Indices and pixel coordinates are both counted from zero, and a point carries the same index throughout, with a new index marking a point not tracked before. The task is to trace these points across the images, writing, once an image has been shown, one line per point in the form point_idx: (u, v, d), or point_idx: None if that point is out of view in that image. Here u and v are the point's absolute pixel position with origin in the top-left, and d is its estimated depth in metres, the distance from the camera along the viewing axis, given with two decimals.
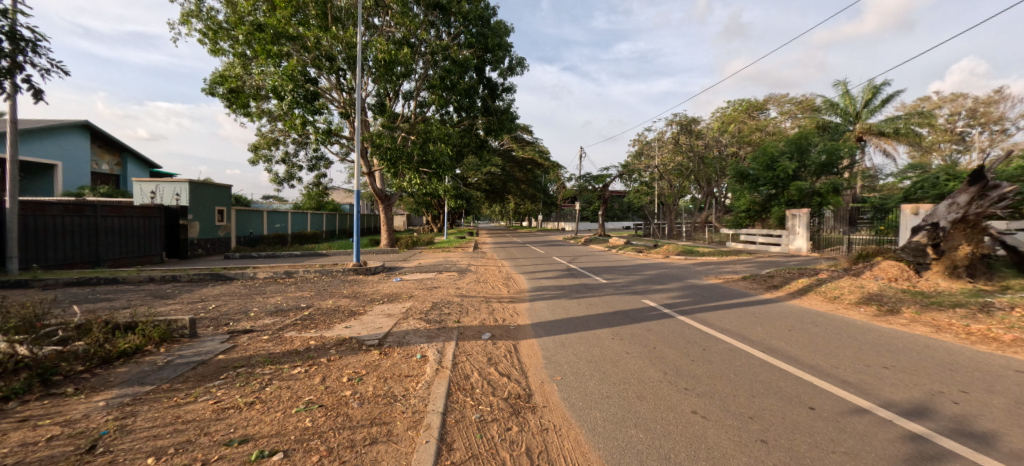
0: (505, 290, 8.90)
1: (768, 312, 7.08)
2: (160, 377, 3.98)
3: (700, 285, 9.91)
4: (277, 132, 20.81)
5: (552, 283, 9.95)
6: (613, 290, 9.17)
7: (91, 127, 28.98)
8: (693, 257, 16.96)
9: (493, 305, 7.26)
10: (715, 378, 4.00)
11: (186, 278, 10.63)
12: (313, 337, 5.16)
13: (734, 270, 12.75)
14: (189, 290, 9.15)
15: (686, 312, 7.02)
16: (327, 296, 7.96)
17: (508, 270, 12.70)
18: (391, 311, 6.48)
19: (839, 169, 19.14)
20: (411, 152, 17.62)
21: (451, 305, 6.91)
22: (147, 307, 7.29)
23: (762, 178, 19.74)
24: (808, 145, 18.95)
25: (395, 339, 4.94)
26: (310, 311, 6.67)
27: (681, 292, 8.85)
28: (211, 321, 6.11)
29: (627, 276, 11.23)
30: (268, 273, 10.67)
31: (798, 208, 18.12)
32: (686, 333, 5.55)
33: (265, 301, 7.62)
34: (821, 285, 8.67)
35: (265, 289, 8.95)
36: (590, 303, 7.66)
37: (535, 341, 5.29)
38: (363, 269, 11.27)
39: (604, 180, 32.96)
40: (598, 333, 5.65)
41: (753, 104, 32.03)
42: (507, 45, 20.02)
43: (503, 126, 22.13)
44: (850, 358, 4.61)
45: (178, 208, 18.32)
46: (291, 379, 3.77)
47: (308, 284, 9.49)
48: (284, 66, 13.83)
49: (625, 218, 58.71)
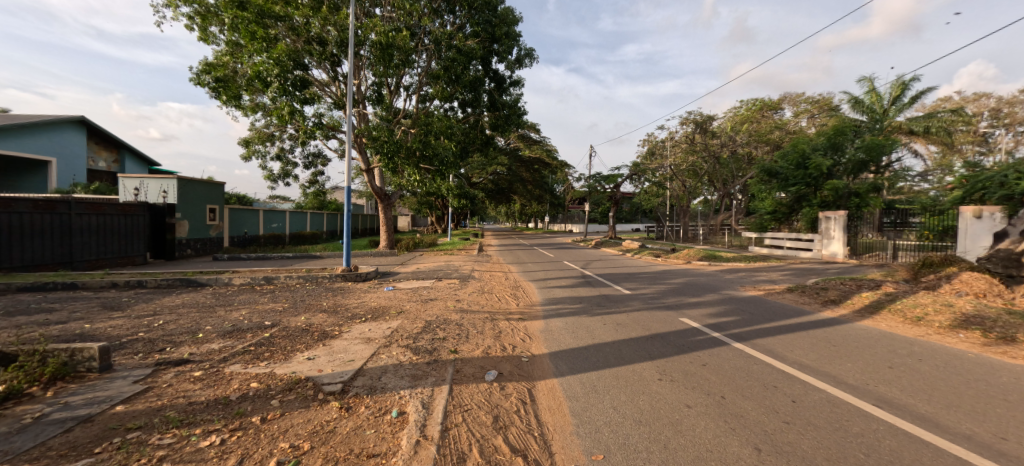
0: (514, 303, 7.53)
1: (844, 340, 5.65)
2: (3, 450, 2.65)
3: (741, 298, 8.48)
4: (272, 127, 19.76)
5: (567, 295, 8.53)
6: (641, 304, 7.77)
7: (86, 122, 28.12)
8: (718, 263, 15.47)
9: (499, 324, 5.89)
10: (841, 462, 2.61)
11: (154, 285, 9.41)
12: (258, 376, 3.82)
13: (771, 279, 11.27)
14: (148, 300, 7.89)
15: (740, 336, 5.62)
16: (304, 309, 6.67)
17: (516, 277, 11.34)
18: (371, 334, 5.12)
19: (876, 167, 17.41)
20: (411, 147, 16.34)
21: (449, 325, 5.57)
22: (83, 325, 6.03)
23: (792, 177, 18.23)
24: (845, 142, 17.36)
25: (366, 382, 3.57)
26: (272, 332, 5.34)
27: (723, 307, 7.44)
28: (142, 348, 4.79)
29: (651, 286, 9.81)
30: (244, 279, 9.40)
31: (833, 210, 16.56)
32: (761, 374, 4.15)
33: (226, 316, 6.32)
34: (894, 301, 7.22)
35: (233, 299, 7.68)
36: (617, 322, 6.26)
37: (557, 382, 3.93)
38: (351, 275, 9.96)
39: (614, 180, 31.51)
40: (639, 369, 4.28)
41: (768, 103, 30.60)
42: (515, 35, 18.76)
43: (509, 122, 20.70)
44: (1013, 425, 3.19)
45: (165, 205, 17.22)
46: (189, 463, 2.43)
47: (284, 293, 8.20)
48: (271, 49, 12.62)
49: (634, 220, 57.12)
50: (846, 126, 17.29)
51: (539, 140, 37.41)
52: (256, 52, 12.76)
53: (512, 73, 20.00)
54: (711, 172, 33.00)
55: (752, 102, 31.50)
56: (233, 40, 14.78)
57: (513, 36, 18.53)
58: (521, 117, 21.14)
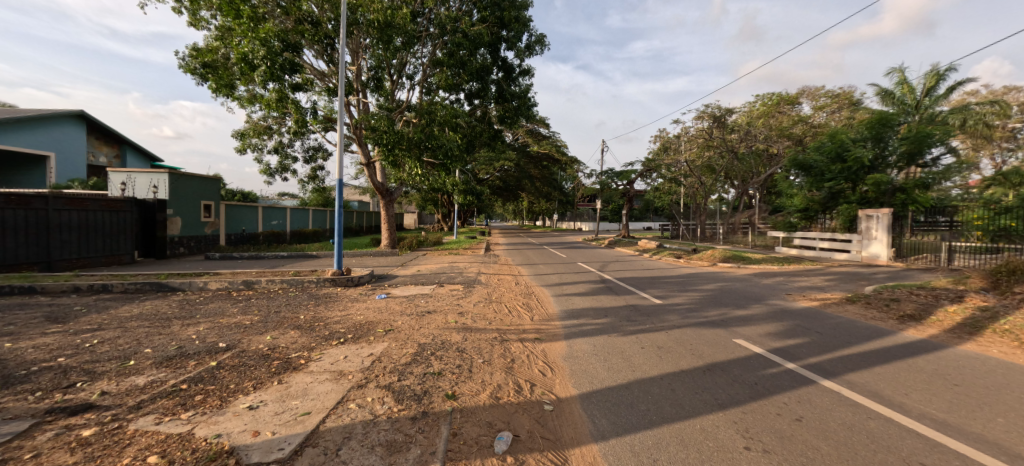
0: (527, 316, 6.31)
1: (963, 373, 4.33)
2: None
3: (796, 310, 7.19)
4: (269, 119, 18.80)
5: (588, 305, 7.26)
6: (678, 318, 6.53)
7: (86, 116, 27.42)
8: (748, 265, 14.11)
9: (511, 349, 4.69)
10: None
11: (121, 289, 8.37)
12: (166, 442, 2.64)
13: (817, 286, 9.90)
14: (103, 309, 6.80)
15: (824, 371, 4.34)
16: (275, 325, 5.53)
17: (528, 281, 10.12)
18: (344, 365, 3.92)
19: (924, 160, 15.58)
20: (412, 138, 15.07)
21: (448, 351, 4.37)
22: (3, 343, 4.91)
23: (829, 171, 16.79)
24: (890, 133, 15.69)
25: (315, 460, 2.35)
26: (223, 360, 4.18)
27: (781, 324, 6.15)
28: (45, 387, 3.63)
29: (684, 293, 8.55)
30: (220, 283, 8.34)
31: (874, 208, 14.98)
32: (892, 441, 2.88)
33: (179, 334, 5.18)
34: (996, 320, 5.88)
35: (200, 309, 6.61)
36: (658, 346, 5.02)
37: (599, 453, 2.68)
38: (342, 279, 8.84)
39: (628, 176, 30.19)
40: (711, 429, 3.02)
41: (787, 97, 29.20)
42: (526, 21, 17.45)
43: (518, 114, 19.39)
44: None
45: (155, 201, 16.26)
46: None
47: (262, 302, 7.11)
48: (256, 29, 11.41)
49: (645, 219, 55.77)
50: (891, 114, 15.43)
51: (549, 135, 36.11)
52: (241, 33, 11.55)
53: (522, 61, 18.71)
54: (729, 169, 31.52)
55: (768, 97, 30.30)
56: (224, 25, 13.77)
57: (524, 21, 17.10)
58: (531, 108, 19.84)
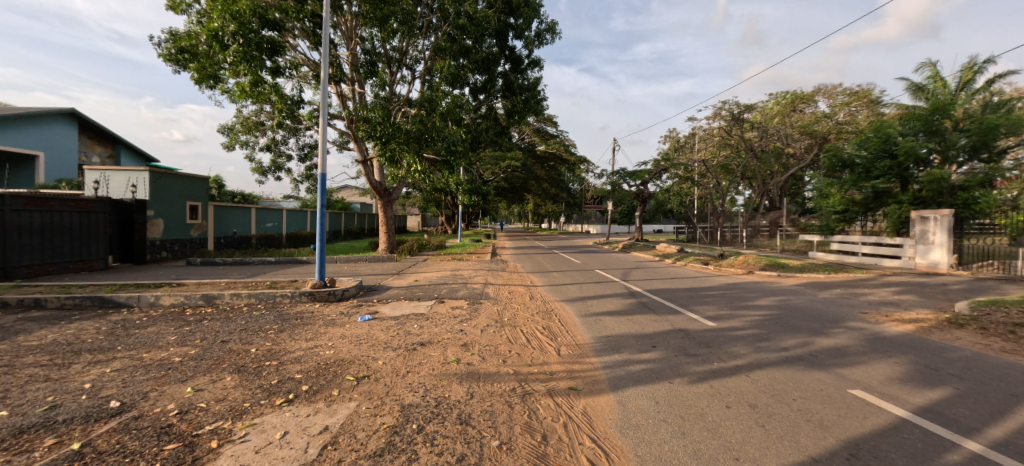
0: (552, 351, 4.77)
1: None
2: None
3: (899, 339, 5.54)
4: (261, 114, 17.46)
5: (626, 331, 5.71)
6: (751, 350, 4.95)
7: (78, 115, 26.16)
8: (790, 273, 12.43)
9: (538, 413, 3.15)
10: None
11: (56, 305, 6.94)
12: None
13: (891, 301, 8.28)
14: (12, 334, 5.36)
15: None
16: (209, 365, 4.03)
17: (544, 295, 8.57)
18: (270, 461, 2.36)
19: (987, 154, 13.79)
20: (408, 130, 13.57)
21: (444, 424, 2.82)
22: None
23: (874, 168, 15.14)
24: (944, 125, 13.98)
25: None
26: (90, 442, 2.63)
27: (896, 363, 4.53)
28: None
29: (738, 311, 6.98)
30: (175, 299, 6.94)
31: (930, 209, 13.31)
32: None
33: (67, 383, 3.65)
34: None
35: (130, 337, 5.12)
36: (751, 405, 3.44)
37: None
38: (323, 293, 7.42)
39: (642, 176, 28.55)
40: None
41: (801, 95, 27.04)
42: (535, 6, 15.98)
43: (528, 109, 17.93)
44: None
45: (133, 201, 14.85)
46: None
47: (214, 326, 5.62)
48: (229, 4, 10.01)
49: (655, 221, 53.95)
50: (945, 104, 13.76)
51: (557, 134, 34.70)
52: (210, 7, 10.19)
53: (531, 51, 17.26)
54: (748, 169, 29.85)
55: (783, 95, 28.55)
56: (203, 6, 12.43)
57: (533, 6, 15.67)
58: (541, 102, 18.28)
